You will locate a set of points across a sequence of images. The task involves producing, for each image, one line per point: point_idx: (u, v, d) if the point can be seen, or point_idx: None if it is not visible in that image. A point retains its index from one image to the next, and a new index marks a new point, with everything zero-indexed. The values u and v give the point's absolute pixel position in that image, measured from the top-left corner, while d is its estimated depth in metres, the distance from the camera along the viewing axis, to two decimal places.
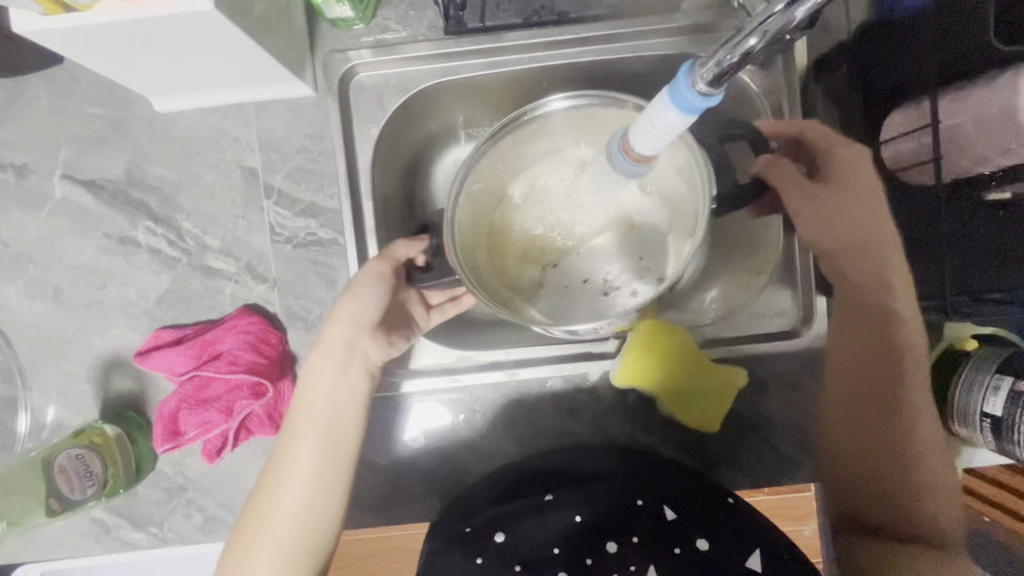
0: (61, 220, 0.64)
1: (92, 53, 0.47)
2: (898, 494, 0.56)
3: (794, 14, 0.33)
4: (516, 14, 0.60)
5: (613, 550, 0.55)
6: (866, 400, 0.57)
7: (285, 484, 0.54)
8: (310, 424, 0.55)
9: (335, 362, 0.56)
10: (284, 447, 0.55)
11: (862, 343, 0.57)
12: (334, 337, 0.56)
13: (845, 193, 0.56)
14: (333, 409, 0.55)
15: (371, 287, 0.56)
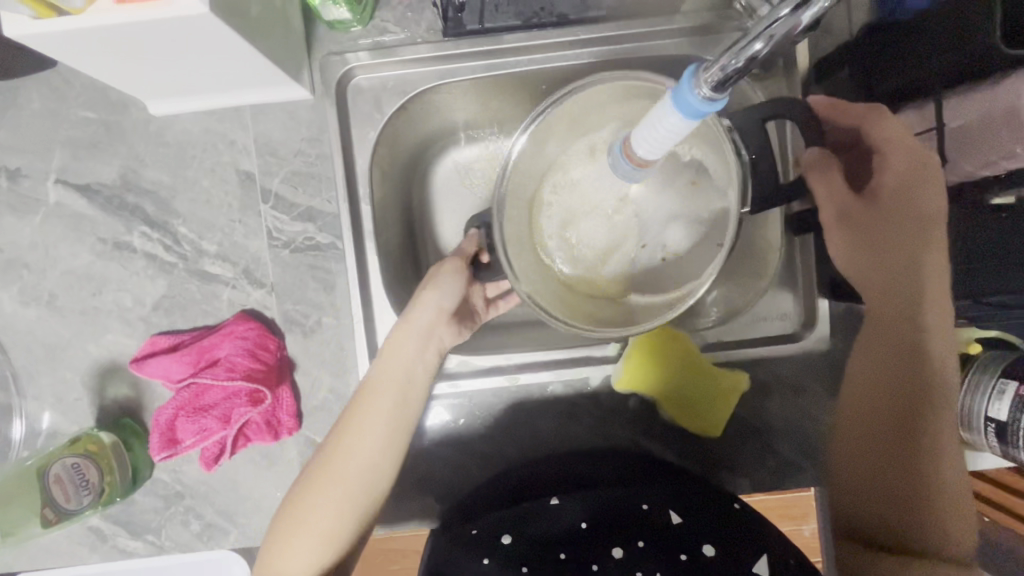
0: (55, 225, 0.63)
1: (84, 57, 0.47)
2: (907, 499, 0.50)
3: (800, 18, 0.32)
4: (515, 16, 0.59)
5: (619, 555, 0.53)
6: (884, 396, 0.53)
7: (348, 459, 0.52)
8: (387, 390, 0.54)
9: (414, 333, 0.54)
10: (357, 410, 0.53)
11: (885, 345, 0.53)
12: (417, 312, 0.54)
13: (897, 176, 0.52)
14: (410, 378, 0.54)
15: (451, 277, 0.55)
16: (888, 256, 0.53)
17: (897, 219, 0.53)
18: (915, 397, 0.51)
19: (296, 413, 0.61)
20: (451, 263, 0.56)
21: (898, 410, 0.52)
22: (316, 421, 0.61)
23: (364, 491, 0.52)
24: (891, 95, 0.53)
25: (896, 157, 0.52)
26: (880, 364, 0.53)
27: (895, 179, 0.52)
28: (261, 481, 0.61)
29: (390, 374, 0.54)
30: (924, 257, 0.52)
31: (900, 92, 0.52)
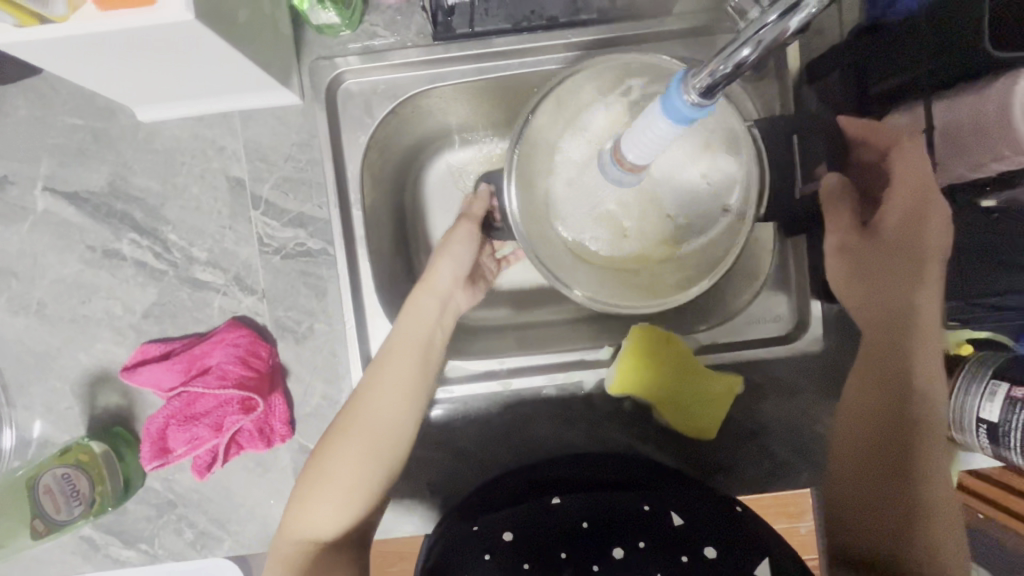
0: (43, 233, 0.62)
1: (69, 63, 0.46)
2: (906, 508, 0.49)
3: (788, 23, 0.33)
4: (506, 19, 0.58)
5: (619, 556, 0.50)
6: (882, 403, 0.53)
7: (358, 425, 0.51)
8: (404, 344, 0.54)
9: (432, 293, 0.56)
10: (376, 364, 0.53)
11: (881, 376, 0.54)
12: (434, 277, 0.57)
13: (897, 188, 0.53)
14: (427, 334, 0.55)
15: (462, 242, 0.58)
16: (879, 290, 0.54)
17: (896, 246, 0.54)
18: (910, 424, 0.51)
19: (289, 420, 0.60)
20: (463, 225, 0.59)
21: (891, 435, 0.52)
22: (308, 428, 0.61)
23: (385, 445, 0.51)
24: (880, 99, 0.52)
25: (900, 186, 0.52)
26: (874, 395, 0.53)
27: (899, 211, 0.53)
28: (254, 489, 0.61)
29: (409, 330, 0.54)
30: (913, 288, 0.53)
31: (889, 94, 0.52)
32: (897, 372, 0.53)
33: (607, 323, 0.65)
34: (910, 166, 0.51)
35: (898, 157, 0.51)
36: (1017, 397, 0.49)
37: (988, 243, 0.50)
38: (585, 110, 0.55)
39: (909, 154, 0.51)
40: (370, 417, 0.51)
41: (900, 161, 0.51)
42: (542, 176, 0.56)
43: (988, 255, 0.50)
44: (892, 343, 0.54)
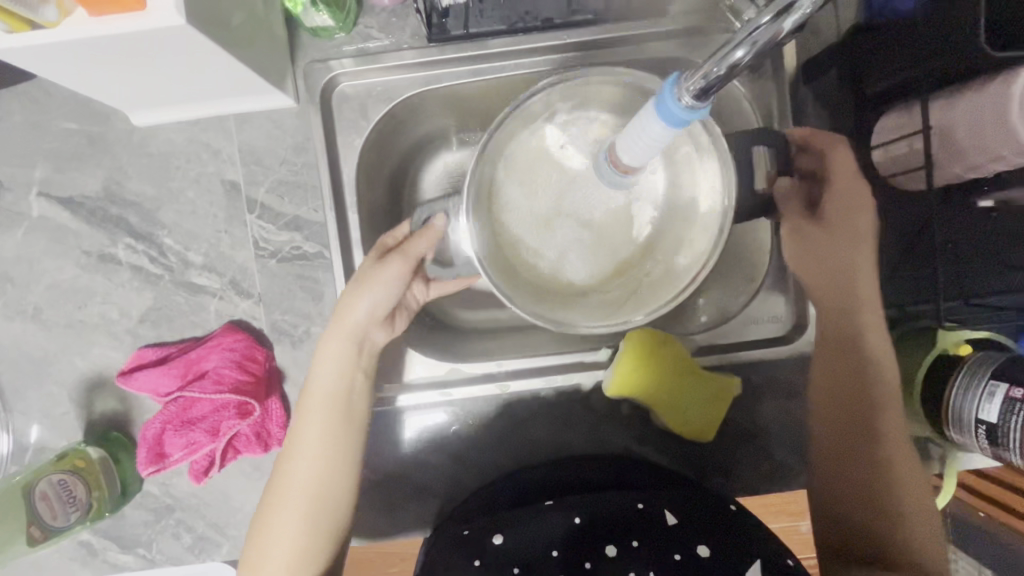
0: (39, 238, 0.62)
1: (66, 70, 0.46)
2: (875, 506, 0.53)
3: (781, 26, 0.33)
4: (501, 21, 0.58)
5: (613, 554, 0.49)
6: (841, 406, 0.57)
7: (294, 473, 0.54)
8: (313, 404, 0.55)
9: (343, 336, 0.55)
10: (294, 426, 0.56)
11: (841, 375, 0.57)
12: (346, 319, 0.55)
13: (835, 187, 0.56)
14: (334, 387, 0.55)
15: (385, 285, 0.55)
16: (841, 299, 0.57)
17: (841, 245, 0.57)
18: (868, 419, 0.55)
19: (286, 424, 0.60)
20: (387, 265, 0.55)
21: (860, 435, 0.55)
22: None
23: (318, 495, 0.54)
24: (877, 98, 0.52)
25: (843, 194, 0.56)
26: (839, 393, 0.57)
27: (841, 210, 0.56)
28: (252, 494, 0.61)
29: (314, 389, 0.56)
30: (863, 290, 0.56)
31: (886, 95, 0.52)
32: (852, 367, 0.56)
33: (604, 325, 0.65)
34: (846, 171, 0.55)
35: (834, 157, 0.55)
36: (1016, 397, 0.48)
37: (989, 242, 0.49)
38: (519, 143, 0.56)
39: (842, 157, 0.55)
40: (292, 480, 0.54)
41: (835, 162, 0.55)
42: (505, 221, 0.57)
43: (991, 255, 0.49)
44: (850, 342, 0.56)
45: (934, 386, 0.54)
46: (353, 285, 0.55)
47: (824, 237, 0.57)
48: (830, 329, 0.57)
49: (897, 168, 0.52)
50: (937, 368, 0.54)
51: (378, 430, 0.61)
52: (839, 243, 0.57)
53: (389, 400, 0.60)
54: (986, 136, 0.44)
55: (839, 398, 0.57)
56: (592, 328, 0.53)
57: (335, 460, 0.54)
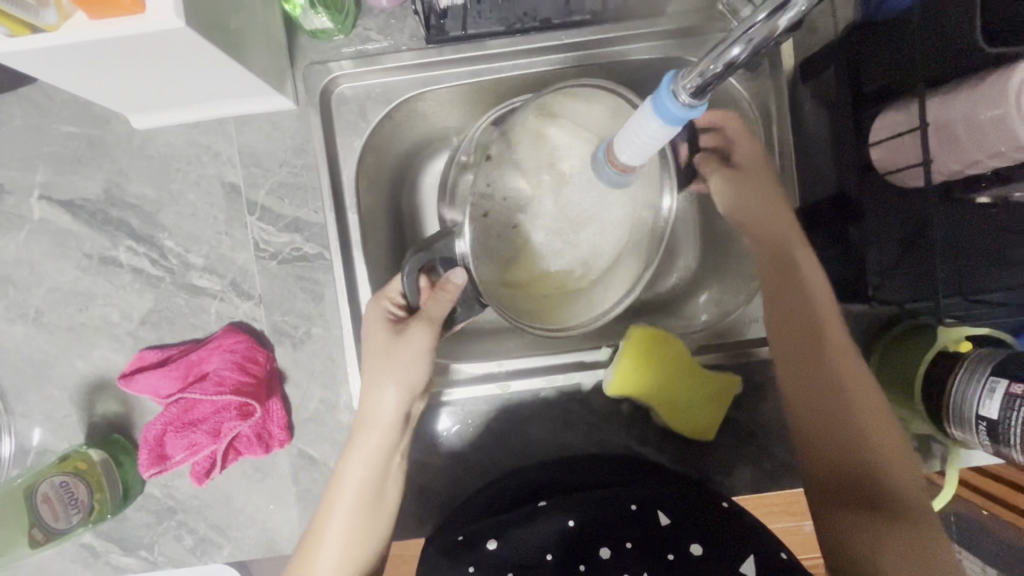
0: (39, 241, 0.62)
1: (64, 72, 0.46)
2: (848, 442, 0.52)
3: (777, 22, 0.33)
4: (499, 22, 0.58)
5: (607, 557, 0.50)
6: (796, 349, 0.55)
7: (321, 549, 0.53)
8: (343, 497, 0.54)
9: (376, 428, 0.54)
10: (322, 513, 0.54)
11: (801, 349, 0.55)
12: (376, 412, 0.54)
13: (745, 149, 0.59)
14: (364, 475, 0.54)
15: (415, 355, 0.53)
16: (782, 266, 0.57)
17: (762, 208, 0.58)
18: (823, 355, 0.54)
19: (287, 426, 0.60)
20: (412, 338, 0.53)
21: (820, 371, 0.54)
22: (306, 433, 0.61)
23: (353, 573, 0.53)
24: (873, 96, 0.51)
25: (750, 158, 0.59)
26: (796, 363, 0.55)
27: (754, 171, 0.59)
28: (253, 495, 0.61)
29: (343, 483, 0.54)
30: (799, 253, 0.57)
31: (882, 92, 0.50)
32: (807, 333, 0.55)
33: (604, 326, 0.65)
34: (740, 134, 0.59)
35: (734, 128, 0.59)
36: (1015, 393, 0.47)
37: (989, 240, 0.49)
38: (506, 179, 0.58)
39: (735, 123, 0.59)
40: (320, 564, 0.53)
41: (735, 131, 0.59)
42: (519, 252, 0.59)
43: (990, 252, 0.49)
44: (799, 303, 0.56)
45: (934, 383, 0.53)
46: (376, 366, 0.54)
47: (744, 201, 0.59)
48: (780, 306, 0.56)
49: (885, 168, 0.51)
50: (939, 366, 0.53)
51: None
52: (756, 205, 0.58)
53: None
54: (982, 133, 0.43)
55: (793, 342, 0.55)
56: (612, 305, 0.61)
57: (365, 534, 0.54)
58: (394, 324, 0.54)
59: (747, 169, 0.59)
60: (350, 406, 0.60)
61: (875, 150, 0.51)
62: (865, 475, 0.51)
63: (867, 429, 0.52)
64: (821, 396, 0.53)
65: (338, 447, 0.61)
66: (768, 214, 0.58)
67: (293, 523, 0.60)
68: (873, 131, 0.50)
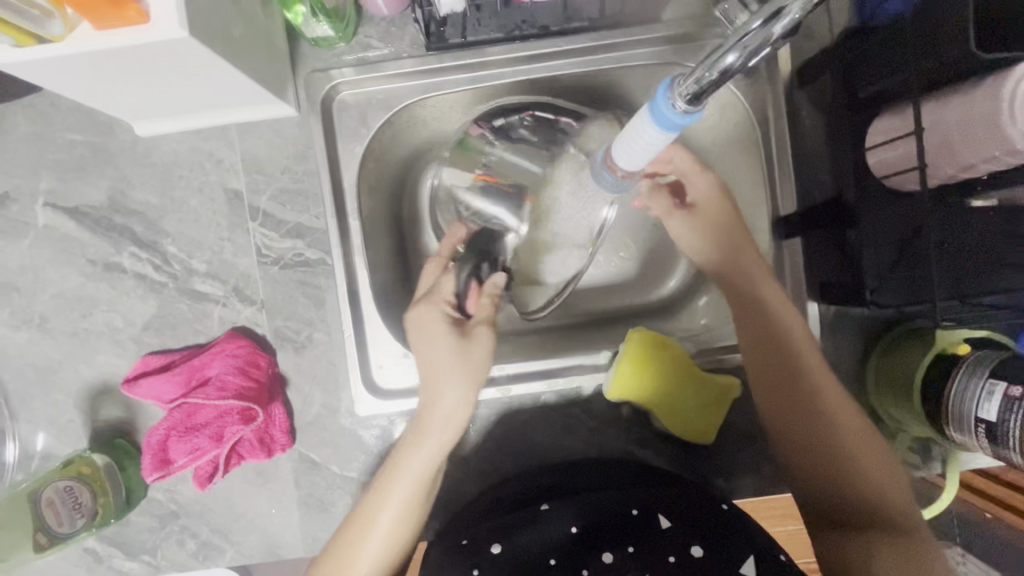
0: (43, 248, 0.63)
1: (73, 81, 0.47)
2: (832, 460, 0.54)
3: (771, 29, 0.34)
4: (498, 29, 0.59)
5: (609, 561, 0.50)
6: (771, 375, 0.57)
7: (369, 533, 0.53)
8: (398, 486, 0.54)
9: (446, 428, 0.54)
10: (370, 500, 0.54)
11: (771, 382, 0.57)
12: (442, 404, 0.54)
13: (696, 181, 0.61)
14: (422, 469, 0.54)
15: (489, 354, 0.55)
16: (750, 300, 0.58)
17: (725, 245, 0.60)
18: (798, 377, 0.56)
19: (289, 430, 0.61)
20: (483, 343, 0.55)
21: (798, 394, 0.56)
22: (308, 437, 0.61)
23: (395, 559, 0.54)
24: (869, 100, 0.51)
25: (704, 195, 0.61)
26: (772, 388, 0.57)
27: (710, 208, 0.61)
28: (256, 499, 0.61)
29: (401, 472, 0.54)
30: (768, 288, 0.58)
31: (877, 97, 0.51)
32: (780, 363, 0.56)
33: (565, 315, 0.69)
34: (690, 167, 0.61)
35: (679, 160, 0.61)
36: (1014, 395, 0.47)
37: (988, 243, 0.49)
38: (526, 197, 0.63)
39: (682, 156, 0.60)
40: (365, 551, 0.53)
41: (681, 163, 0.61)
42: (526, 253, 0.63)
43: (989, 254, 0.49)
44: (768, 330, 0.57)
45: (933, 385, 0.53)
46: (453, 369, 0.54)
47: (706, 233, 0.61)
48: (752, 336, 0.58)
49: (879, 173, 0.51)
50: (938, 368, 0.53)
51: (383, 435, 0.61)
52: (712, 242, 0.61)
53: (393, 403, 0.61)
54: (977, 140, 0.43)
55: (767, 370, 0.57)
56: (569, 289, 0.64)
57: (408, 522, 0.54)
58: (459, 326, 0.56)
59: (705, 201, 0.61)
60: (352, 410, 0.61)
61: (872, 154, 0.51)
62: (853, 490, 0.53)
63: (844, 442, 0.54)
64: (798, 423, 0.55)
65: (339, 451, 0.61)
66: (728, 249, 0.60)
67: (295, 527, 0.61)
68: (868, 136, 0.51)
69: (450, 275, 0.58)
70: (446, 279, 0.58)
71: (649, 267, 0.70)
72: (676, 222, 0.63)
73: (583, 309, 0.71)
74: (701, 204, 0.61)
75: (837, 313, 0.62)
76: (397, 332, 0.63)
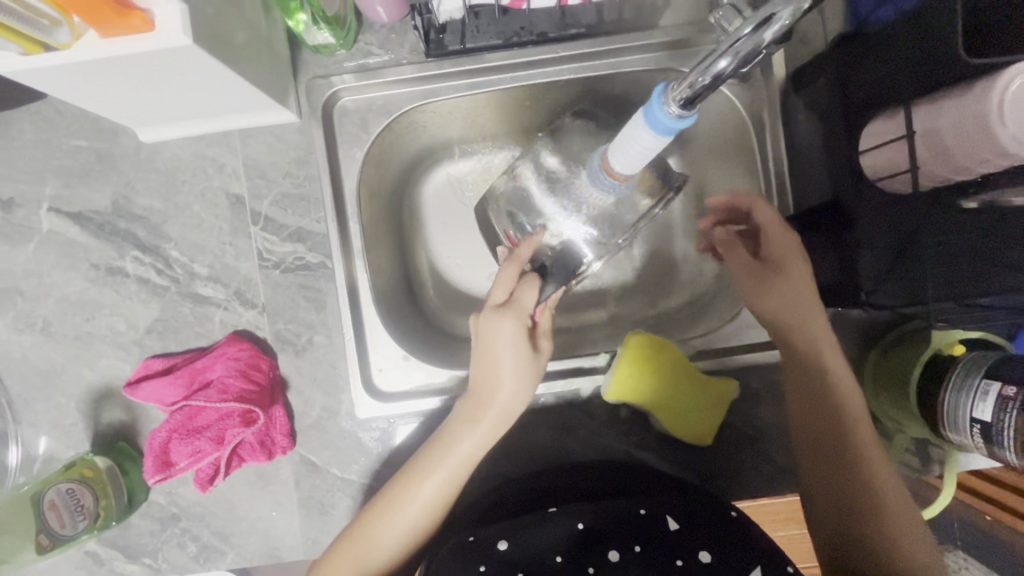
0: (48, 252, 0.64)
1: (79, 88, 0.48)
2: (859, 511, 0.53)
3: (762, 36, 0.36)
4: (496, 36, 0.60)
5: (615, 560, 0.49)
6: (816, 421, 0.56)
7: (408, 499, 0.53)
8: (443, 465, 0.53)
9: (499, 419, 0.54)
10: (413, 472, 0.54)
11: (806, 400, 0.56)
12: (498, 395, 0.54)
13: (774, 234, 0.58)
14: (472, 452, 0.53)
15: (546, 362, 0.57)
16: (788, 325, 0.57)
17: (780, 299, 0.58)
18: (840, 426, 0.55)
19: (289, 432, 0.61)
20: (544, 356, 0.55)
21: (837, 446, 0.54)
22: (309, 439, 0.62)
23: (430, 527, 0.54)
24: (862, 104, 0.52)
25: (779, 247, 0.58)
26: (813, 436, 0.56)
27: (782, 260, 0.58)
28: (256, 502, 0.61)
29: (449, 453, 0.53)
30: (820, 336, 0.56)
31: (870, 101, 0.51)
32: (814, 381, 0.56)
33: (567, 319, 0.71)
34: (772, 223, 0.58)
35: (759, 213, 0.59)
36: (1008, 395, 0.47)
37: None
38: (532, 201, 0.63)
39: (767, 213, 0.58)
40: (402, 515, 0.53)
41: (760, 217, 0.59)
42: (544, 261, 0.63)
43: None
44: (812, 374, 0.56)
45: (930, 385, 0.53)
46: (524, 373, 0.54)
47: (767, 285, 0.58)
48: (798, 382, 0.57)
49: (872, 176, 0.52)
50: (931, 370, 0.54)
51: (384, 437, 0.61)
52: (766, 284, 0.58)
53: (392, 405, 0.61)
54: (970, 141, 0.44)
55: (812, 416, 0.56)
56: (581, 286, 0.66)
57: (436, 511, 0.54)
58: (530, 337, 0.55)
59: (776, 250, 0.58)
60: (351, 413, 0.61)
61: (865, 157, 0.52)
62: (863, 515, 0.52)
63: (879, 505, 0.52)
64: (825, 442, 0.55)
65: (340, 453, 0.62)
66: (786, 301, 0.57)
67: (296, 530, 0.61)
68: (862, 139, 0.52)
69: (532, 284, 0.56)
70: (525, 289, 0.56)
71: (648, 272, 0.72)
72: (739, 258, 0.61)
73: (583, 304, 0.72)
74: (775, 260, 0.58)
75: (834, 315, 0.62)
76: (396, 334, 0.64)
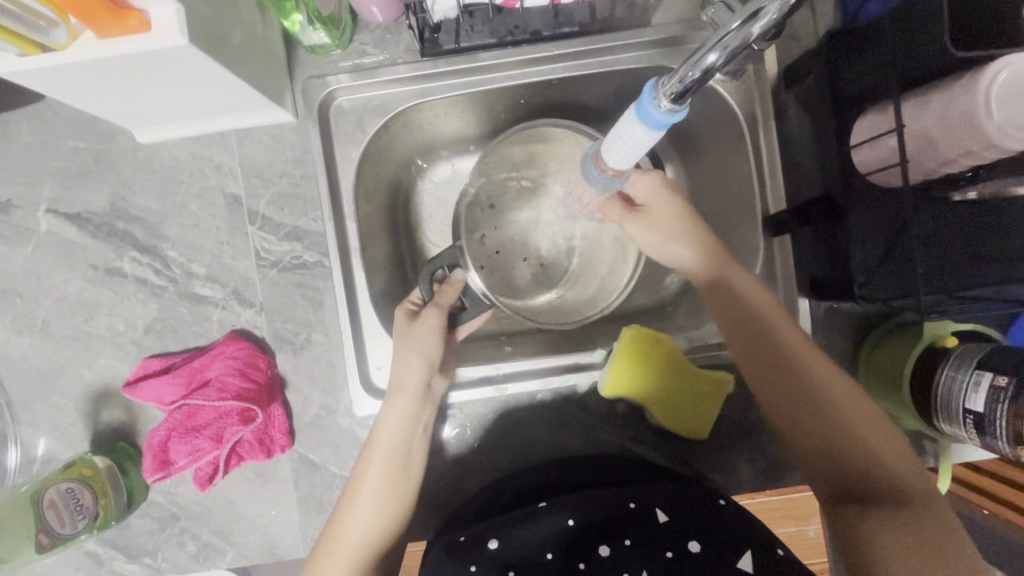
0: (46, 254, 0.64)
1: (76, 89, 0.48)
2: (829, 440, 0.50)
3: (749, 31, 0.36)
4: (491, 35, 0.61)
5: (607, 553, 0.49)
6: (758, 358, 0.54)
7: (353, 498, 0.55)
8: (375, 458, 0.55)
9: (400, 394, 0.57)
10: (355, 476, 0.56)
11: (744, 348, 0.55)
12: (400, 376, 0.57)
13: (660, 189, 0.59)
14: (395, 434, 0.56)
15: (432, 335, 0.58)
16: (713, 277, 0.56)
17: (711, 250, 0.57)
18: (784, 357, 0.53)
19: (287, 431, 0.61)
20: (428, 320, 0.58)
21: (791, 382, 0.52)
22: (307, 437, 0.62)
23: (386, 520, 0.55)
24: (851, 101, 0.52)
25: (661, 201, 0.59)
26: (765, 376, 0.54)
27: (663, 214, 0.59)
28: (255, 500, 0.62)
29: (371, 443, 0.56)
30: (739, 279, 0.56)
31: (861, 97, 0.52)
32: (745, 321, 0.55)
33: None
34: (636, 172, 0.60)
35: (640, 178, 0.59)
36: (1000, 386, 0.48)
37: (977, 241, 0.49)
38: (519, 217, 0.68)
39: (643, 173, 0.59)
40: (354, 517, 0.54)
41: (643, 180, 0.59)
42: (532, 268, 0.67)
43: (980, 253, 0.49)
44: (739, 315, 0.55)
45: (922, 376, 0.54)
46: (401, 343, 0.58)
47: (666, 240, 0.59)
48: (734, 330, 0.56)
49: (864, 171, 0.52)
50: (924, 362, 0.54)
51: None
52: (683, 247, 0.58)
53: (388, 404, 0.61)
54: (956, 133, 0.45)
55: (752, 358, 0.54)
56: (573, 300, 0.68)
57: (386, 510, 0.55)
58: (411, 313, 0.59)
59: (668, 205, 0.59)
60: (350, 410, 0.61)
61: (858, 151, 0.52)
62: (830, 434, 0.50)
63: (849, 422, 0.50)
64: (789, 395, 0.52)
65: (339, 451, 0.62)
66: (707, 257, 0.57)
67: (295, 529, 0.61)
68: (852, 134, 0.52)
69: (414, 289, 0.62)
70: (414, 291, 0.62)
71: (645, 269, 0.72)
72: (635, 230, 0.60)
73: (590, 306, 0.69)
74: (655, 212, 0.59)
75: (829, 309, 0.63)
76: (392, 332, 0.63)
